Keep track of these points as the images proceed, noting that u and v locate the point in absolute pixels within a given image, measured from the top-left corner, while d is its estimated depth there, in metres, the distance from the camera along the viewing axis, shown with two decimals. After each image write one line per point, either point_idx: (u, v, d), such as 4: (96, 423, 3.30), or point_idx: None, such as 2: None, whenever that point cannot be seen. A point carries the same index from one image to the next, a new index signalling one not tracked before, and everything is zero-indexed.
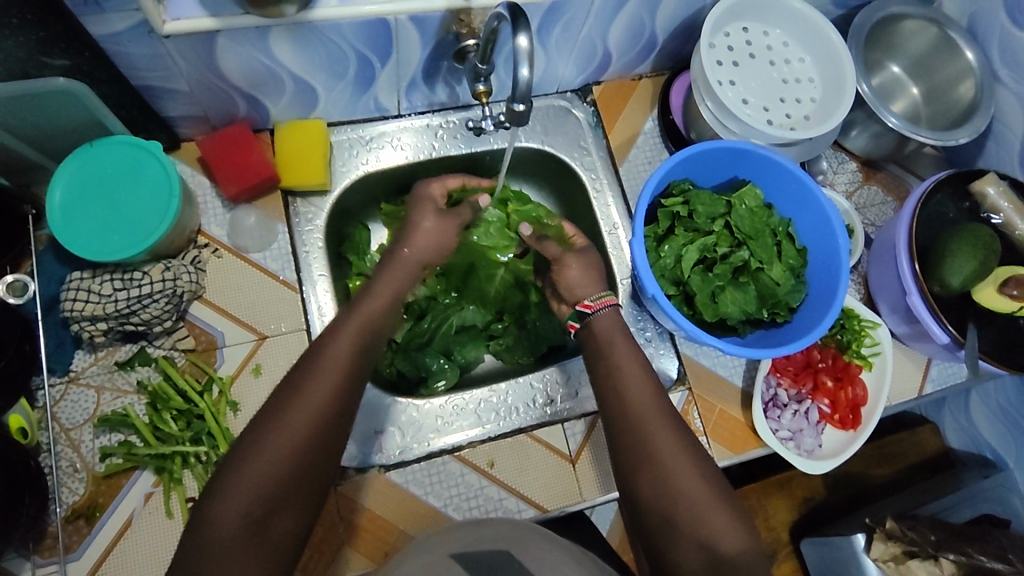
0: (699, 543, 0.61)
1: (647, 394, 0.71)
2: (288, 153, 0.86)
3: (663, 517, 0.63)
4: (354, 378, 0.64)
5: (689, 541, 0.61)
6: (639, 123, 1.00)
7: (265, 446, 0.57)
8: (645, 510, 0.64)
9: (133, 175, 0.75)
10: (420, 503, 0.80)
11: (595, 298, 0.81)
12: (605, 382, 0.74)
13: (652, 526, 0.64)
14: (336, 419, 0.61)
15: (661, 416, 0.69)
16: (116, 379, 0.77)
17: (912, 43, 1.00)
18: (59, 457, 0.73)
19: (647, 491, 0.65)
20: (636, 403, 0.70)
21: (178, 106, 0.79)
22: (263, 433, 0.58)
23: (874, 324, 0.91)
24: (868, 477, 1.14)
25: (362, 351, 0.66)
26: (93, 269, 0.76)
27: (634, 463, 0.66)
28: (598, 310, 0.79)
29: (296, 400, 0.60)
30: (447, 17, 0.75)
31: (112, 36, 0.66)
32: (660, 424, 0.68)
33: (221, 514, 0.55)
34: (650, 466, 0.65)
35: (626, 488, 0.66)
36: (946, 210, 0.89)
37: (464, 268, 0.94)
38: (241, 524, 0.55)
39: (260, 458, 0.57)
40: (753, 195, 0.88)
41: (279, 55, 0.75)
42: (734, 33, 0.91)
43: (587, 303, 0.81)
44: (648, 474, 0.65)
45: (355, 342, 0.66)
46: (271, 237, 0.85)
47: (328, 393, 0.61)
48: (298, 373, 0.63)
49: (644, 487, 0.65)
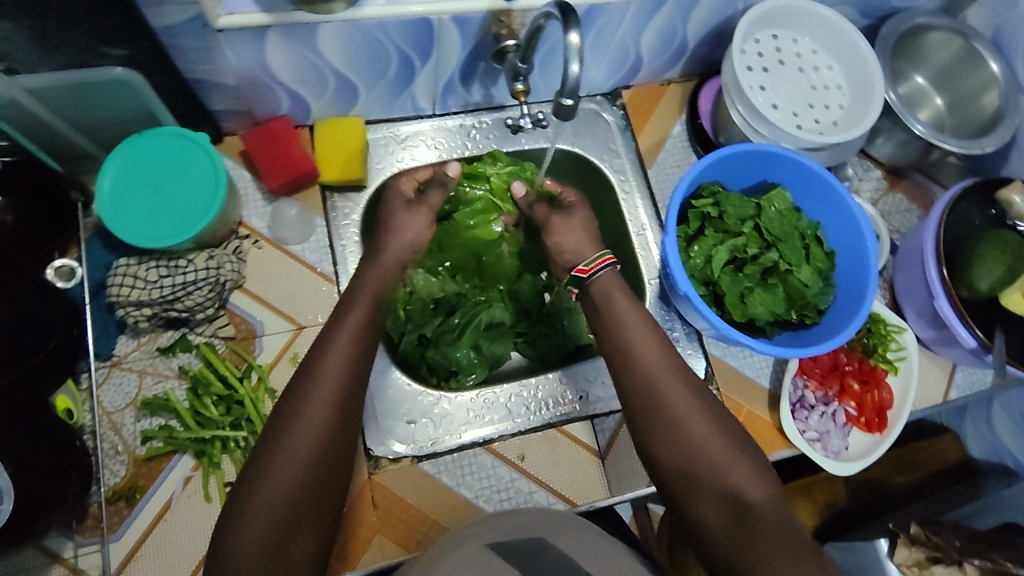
0: (723, 498, 0.63)
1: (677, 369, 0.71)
2: (328, 149, 0.88)
3: (686, 476, 0.65)
4: (354, 376, 0.64)
5: (713, 497, 0.63)
6: (667, 127, 1.02)
7: (275, 456, 0.58)
8: (669, 471, 0.66)
9: (182, 164, 0.77)
10: (452, 493, 0.81)
11: (590, 261, 0.79)
12: (616, 356, 0.73)
13: (677, 485, 0.65)
14: (342, 421, 0.61)
15: (679, 381, 0.69)
16: (157, 364, 0.78)
17: (937, 54, 1.02)
18: (101, 439, 0.75)
19: (669, 453, 0.66)
20: (657, 376, 0.70)
21: (224, 99, 0.81)
22: (271, 443, 0.59)
23: (900, 329, 0.92)
24: (889, 484, 1.12)
25: (358, 348, 0.65)
26: (138, 255, 0.78)
27: (655, 428, 0.67)
28: (595, 273, 0.77)
29: (296, 406, 0.60)
30: (489, 18, 0.77)
31: (169, 29, 0.68)
32: (674, 384, 0.69)
33: (242, 535, 0.55)
34: (671, 430, 0.66)
35: (648, 454, 0.68)
36: (972, 217, 0.91)
37: (471, 261, 0.99)
38: (264, 542, 0.55)
39: (272, 469, 0.57)
40: (782, 198, 0.90)
41: (325, 52, 0.77)
42: (764, 40, 0.93)
43: (582, 267, 0.78)
44: (670, 438, 0.66)
45: (350, 336, 0.65)
46: (310, 230, 0.87)
47: (326, 392, 0.61)
48: (296, 377, 0.62)
49: (666, 449, 0.66)
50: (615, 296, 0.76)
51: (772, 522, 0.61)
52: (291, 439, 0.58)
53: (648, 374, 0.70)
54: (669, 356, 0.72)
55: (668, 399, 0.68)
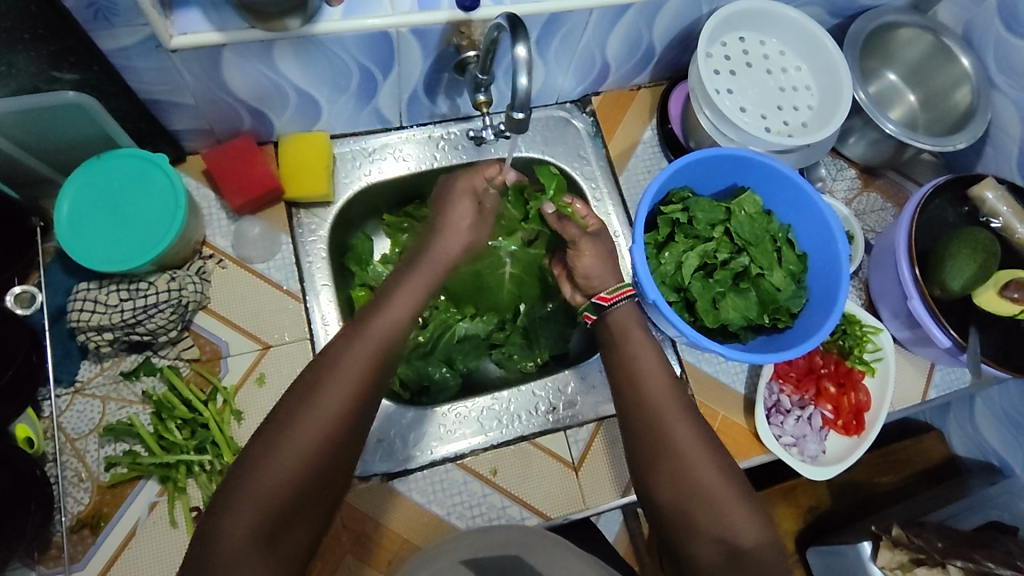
0: (716, 535, 0.63)
1: (674, 397, 0.71)
2: (293, 165, 0.87)
3: (683, 511, 0.65)
4: (365, 399, 0.63)
5: (706, 533, 0.64)
6: (638, 132, 1.02)
7: (267, 472, 0.57)
8: (664, 502, 0.66)
9: (140, 186, 0.76)
10: (424, 511, 0.80)
11: (612, 289, 0.80)
12: (625, 388, 0.73)
13: (670, 517, 0.66)
14: (343, 441, 0.61)
15: (685, 417, 0.69)
16: (120, 389, 0.77)
17: (907, 51, 1.01)
18: (65, 467, 0.74)
19: (666, 484, 0.66)
20: (653, 405, 0.70)
21: (184, 119, 0.81)
22: (266, 458, 0.58)
23: (876, 329, 0.91)
24: (876, 486, 1.13)
25: (374, 372, 0.63)
26: (99, 279, 0.77)
27: (655, 459, 0.67)
28: (617, 303, 0.79)
29: (298, 428, 0.59)
30: (448, 29, 0.77)
31: (120, 51, 0.67)
32: (676, 413, 0.70)
33: (234, 521, 0.56)
34: (671, 464, 0.66)
35: (645, 482, 0.68)
36: (946, 215, 0.90)
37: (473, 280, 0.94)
38: (255, 531, 0.56)
39: (264, 484, 0.57)
40: (752, 202, 0.89)
41: (283, 69, 0.77)
42: (730, 42, 0.93)
43: (604, 296, 0.79)
44: (671, 471, 0.66)
45: (366, 358, 0.64)
46: (274, 248, 0.86)
47: (334, 415, 0.60)
48: (302, 400, 0.61)
49: (663, 482, 0.66)
50: (631, 329, 0.77)
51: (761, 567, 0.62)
52: (291, 459, 0.58)
53: (649, 405, 0.70)
54: (670, 386, 0.72)
55: (669, 429, 0.68)
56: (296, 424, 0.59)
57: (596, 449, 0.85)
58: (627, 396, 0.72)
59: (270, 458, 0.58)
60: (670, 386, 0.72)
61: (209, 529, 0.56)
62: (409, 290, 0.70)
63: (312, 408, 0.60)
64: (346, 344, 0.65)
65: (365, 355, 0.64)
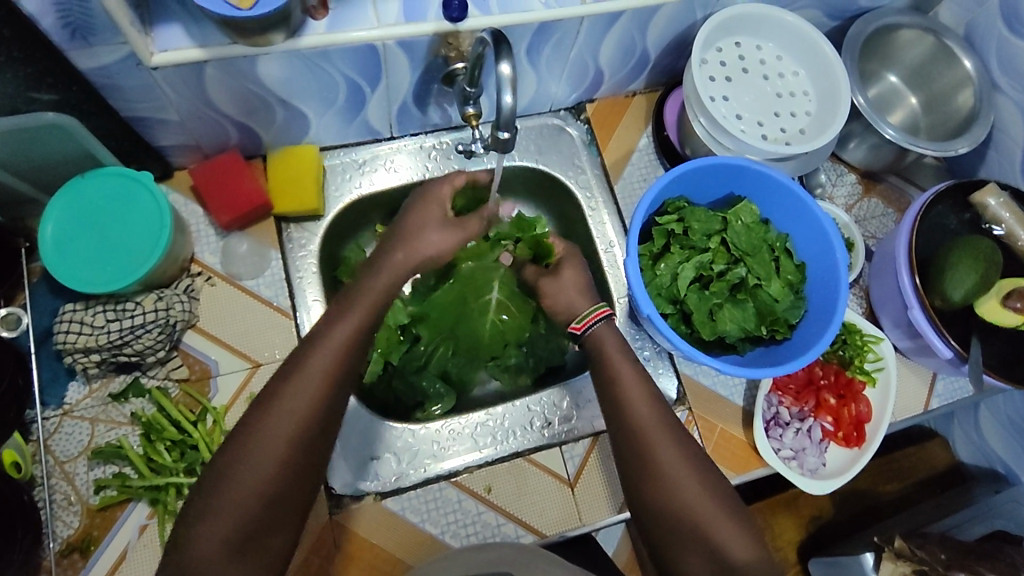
0: (705, 552, 0.63)
1: (657, 419, 0.69)
2: (283, 180, 0.86)
3: (671, 530, 0.65)
4: (331, 401, 0.61)
5: (696, 550, 0.63)
6: (633, 140, 1.00)
7: (233, 483, 0.57)
8: (653, 522, 0.66)
9: (125, 205, 0.75)
10: (417, 530, 0.79)
11: (584, 316, 0.79)
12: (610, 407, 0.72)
13: (661, 536, 0.65)
14: (310, 446, 0.59)
15: (670, 436, 0.68)
16: (109, 410, 0.76)
17: (909, 52, 0.99)
18: (54, 491, 0.73)
19: (653, 504, 0.66)
20: (639, 427, 0.69)
21: (170, 135, 0.79)
22: (234, 466, 0.57)
23: (878, 339, 0.89)
24: (878, 494, 1.12)
25: (339, 375, 0.62)
26: (85, 300, 0.77)
27: (641, 480, 0.67)
28: (589, 328, 0.78)
29: (262, 435, 0.58)
30: (436, 41, 0.75)
31: (101, 70, 0.66)
32: (661, 436, 0.68)
33: (204, 533, 0.55)
34: (657, 484, 0.66)
35: (634, 500, 0.68)
36: (948, 221, 0.88)
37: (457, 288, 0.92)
38: (225, 543, 0.55)
39: (233, 492, 0.56)
40: (749, 211, 0.87)
41: (268, 83, 0.75)
42: (725, 48, 0.91)
43: (576, 325, 0.79)
44: (658, 491, 0.66)
45: (331, 360, 0.62)
46: (264, 264, 0.85)
47: (299, 420, 0.59)
48: (267, 406, 0.60)
49: (650, 503, 0.66)
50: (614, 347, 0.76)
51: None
52: (258, 466, 0.57)
53: (633, 425, 0.69)
54: (653, 407, 0.70)
55: (655, 449, 0.67)
56: (260, 432, 0.58)
57: (591, 465, 0.84)
58: (613, 416, 0.71)
59: (237, 466, 0.57)
60: (654, 406, 0.70)
61: (179, 542, 0.56)
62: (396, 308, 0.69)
63: (275, 414, 0.59)
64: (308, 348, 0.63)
65: (329, 358, 0.62)
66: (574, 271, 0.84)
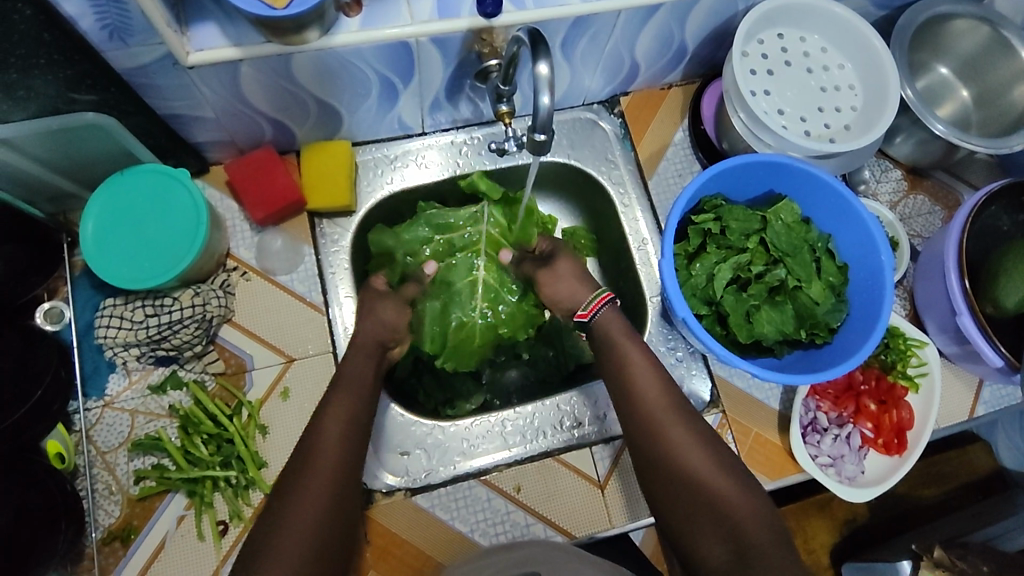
0: (725, 535, 0.61)
1: (665, 404, 0.69)
2: (315, 175, 0.86)
3: (688, 515, 0.63)
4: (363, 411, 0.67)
5: (714, 535, 0.61)
6: (669, 134, 0.98)
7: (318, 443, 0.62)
8: (670, 511, 0.64)
9: (163, 201, 0.77)
10: (446, 527, 0.79)
11: (589, 302, 0.78)
12: (619, 397, 0.72)
13: (680, 524, 0.64)
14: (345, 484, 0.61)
15: (679, 420, 0.68)
16: (148, 402, 0.78)
17: (963, 42, 0.94)
18: (96, 480, 0.75)
19: (667, 492, 0.65)
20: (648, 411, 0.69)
21: (205, 132, 0.80)
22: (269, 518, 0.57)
23: (921, 343, 0.86)
24: (914, 499, 1.08)
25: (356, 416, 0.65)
26: (125, 295, 0.78)
27: (652, 466, 0.67)
28: (596, 313, 0.77)
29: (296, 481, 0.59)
30: (470, 36, 0.74)
31: (139, 69, 0.67)
32: (671, 421, 0.68)
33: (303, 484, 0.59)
34: (667, 469, 0.66)
35: (649, 489, 0.67)
36: (999, 223, 0.85)
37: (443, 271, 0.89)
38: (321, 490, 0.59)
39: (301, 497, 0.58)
40: (789, 209, 0.84)
41: (302, 81, 0.75)
42: (768, 39, 0.88)
43: (583, 312, 0.78)
44: (671, 477, 0.65)
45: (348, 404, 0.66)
46: (297, 260, 0.85)
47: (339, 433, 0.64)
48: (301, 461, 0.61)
49: (663, 491, 0.65)
50: None
51: (769, 564, 0.58)
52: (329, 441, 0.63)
53: (642, 411, 0.69)
54: (666, 388, 0.71)
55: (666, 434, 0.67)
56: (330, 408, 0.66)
57: (621, 467, 0.83)
58: (621, 404, 0.72)
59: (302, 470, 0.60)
60: (664, 390, 0.71)
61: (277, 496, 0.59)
62: None
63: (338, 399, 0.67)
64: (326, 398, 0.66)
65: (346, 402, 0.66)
66: (570, 262, 0.83)
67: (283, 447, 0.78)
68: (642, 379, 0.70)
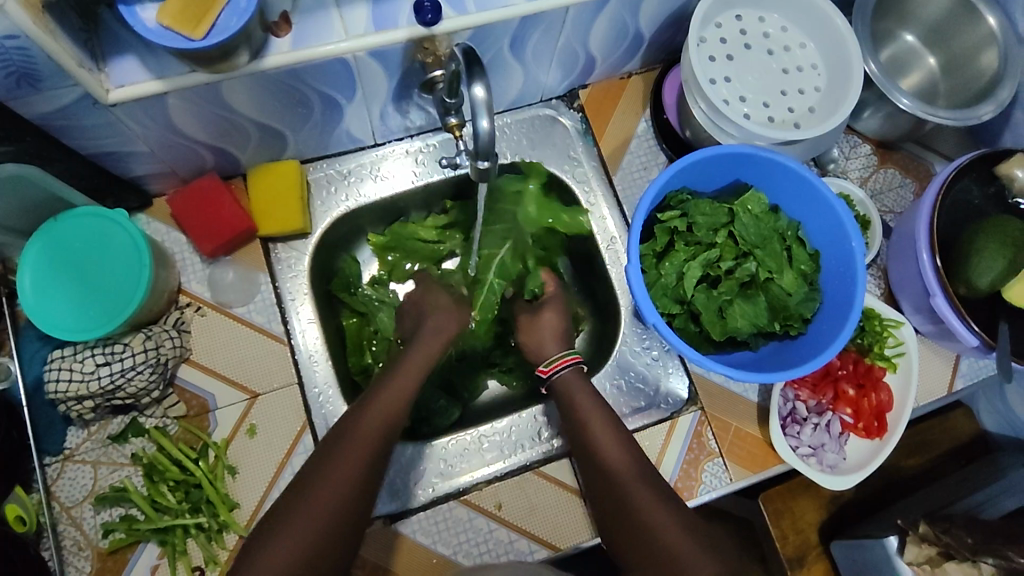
0: None
1: (623, 455, 0.69)
2: (264, 199, 0.82)
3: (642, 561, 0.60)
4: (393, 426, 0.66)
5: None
6: (631, 126, 0.94)
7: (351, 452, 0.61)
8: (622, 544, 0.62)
9: (100, 244, 0.73)
10: (428, 551, 0.78)
11: (552, 361, 0.80)
12: (582, 455, 0.71)
13: (633, 554, 0.61)
14: (360, 500, 0.59)
15: (635, 473, 0.67)
16: (110, 452, 0.76)
17: (926, 10, 0.91)
18: (62, 538, 0.73)
19: (626, 541, 0.62)
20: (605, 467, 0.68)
21: (143, 165, 0.76)
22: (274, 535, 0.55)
23: (898, 323, 0.85)
24: (900, 469, 1.01)
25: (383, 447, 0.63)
26: (74, 345, 0.75)
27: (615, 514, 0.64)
28: (556, 373, 0.78)
29: (297, 513, 0.56)
30: (410, 47, 0.70)
31: (58, 112, 0.62)
32: (628, 472, 0.67)
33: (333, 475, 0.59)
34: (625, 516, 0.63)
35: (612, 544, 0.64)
36: (971, 197, 0.83)
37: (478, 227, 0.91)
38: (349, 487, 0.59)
39: (326, 488, 0.58)
40: (756, 199, 0.82)
41: (235, 106, 0.71)
42: (726, 23, 0.85)
43: (544, 368, 0.80)
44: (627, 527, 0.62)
45: (372, 433, 0.63)
46: (253, 290, 0.82)
47: (376, 430, 0.64)
48: (316, 465, 0.61)
49: (618, 525, 0.64)
50: (575, 395, 0.76)
51: None
52: (360, 442, 0.62)
53: (603, 467, 0.68)
54: (625, 448, 0.70)
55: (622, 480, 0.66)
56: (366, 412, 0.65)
57: None
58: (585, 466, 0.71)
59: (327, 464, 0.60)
60: (623, 446, 0.70)
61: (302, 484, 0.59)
62: (405, 371, 0.72)
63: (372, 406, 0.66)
64: (346, 431, 0.64)
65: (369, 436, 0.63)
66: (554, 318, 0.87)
67: (256, 486, 0.76)
68: (602, 445, 0.70)
